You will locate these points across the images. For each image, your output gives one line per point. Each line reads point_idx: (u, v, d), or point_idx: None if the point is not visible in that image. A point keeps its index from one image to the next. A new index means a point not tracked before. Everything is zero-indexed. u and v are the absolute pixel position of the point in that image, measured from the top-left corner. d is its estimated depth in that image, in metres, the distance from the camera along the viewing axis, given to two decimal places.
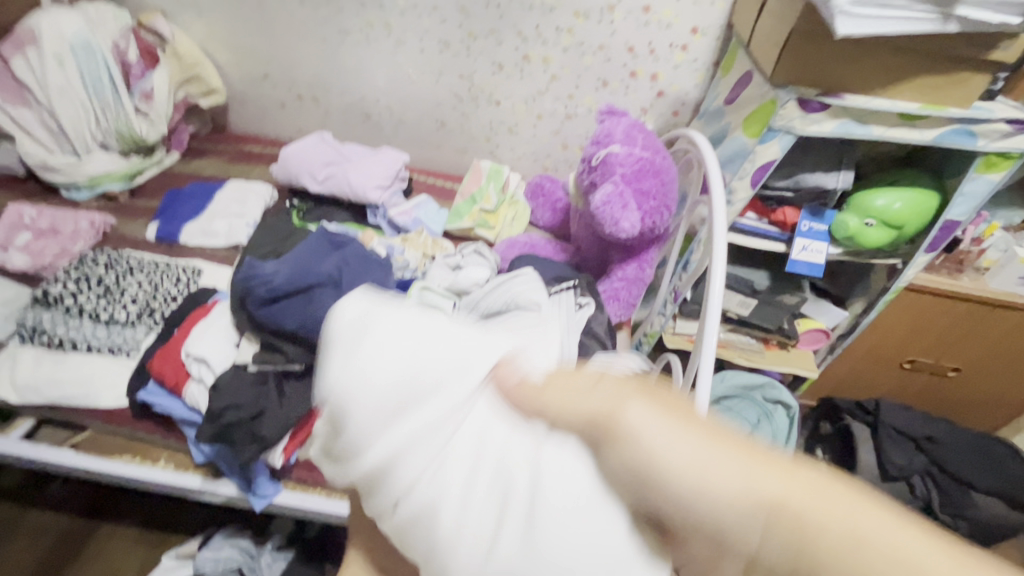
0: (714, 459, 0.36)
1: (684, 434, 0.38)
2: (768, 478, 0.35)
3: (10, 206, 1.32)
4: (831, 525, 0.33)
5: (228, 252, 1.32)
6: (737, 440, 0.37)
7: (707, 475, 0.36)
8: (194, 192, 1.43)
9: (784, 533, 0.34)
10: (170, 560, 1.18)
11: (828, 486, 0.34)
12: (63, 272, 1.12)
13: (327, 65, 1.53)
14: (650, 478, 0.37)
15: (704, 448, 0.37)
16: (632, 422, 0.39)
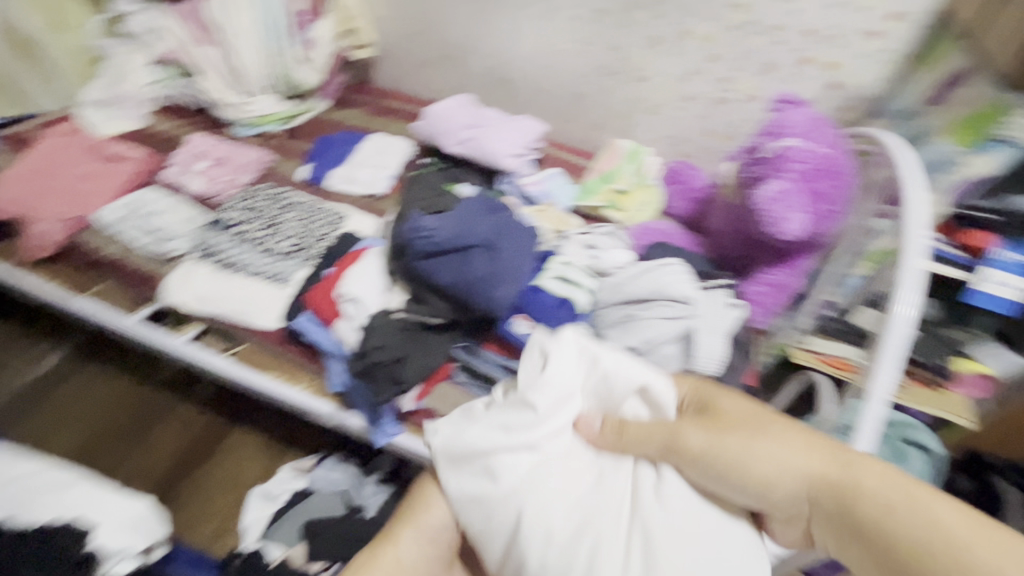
0: (793, 456, 0.56)
1: (755, 451, 0.57)
2: (819, 464, 0.55)
3: (192, 136, 1.49)
4: (880, 505, 0.51)
5: (367, 201, 1.39)
6: (810, 450, 0.56)
7: (788, 467, 0.56)
8: (343, 140, 1.52)
9: (847, 509, 0.52)
10: (288, 472, 1.31)
11: (889, 481, 0.52)
12: (235, 202, 1.24)
13: (477, 27, 1.54)
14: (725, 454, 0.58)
15: (774, 459, 0.56)
16: (695, 445, 0.59)
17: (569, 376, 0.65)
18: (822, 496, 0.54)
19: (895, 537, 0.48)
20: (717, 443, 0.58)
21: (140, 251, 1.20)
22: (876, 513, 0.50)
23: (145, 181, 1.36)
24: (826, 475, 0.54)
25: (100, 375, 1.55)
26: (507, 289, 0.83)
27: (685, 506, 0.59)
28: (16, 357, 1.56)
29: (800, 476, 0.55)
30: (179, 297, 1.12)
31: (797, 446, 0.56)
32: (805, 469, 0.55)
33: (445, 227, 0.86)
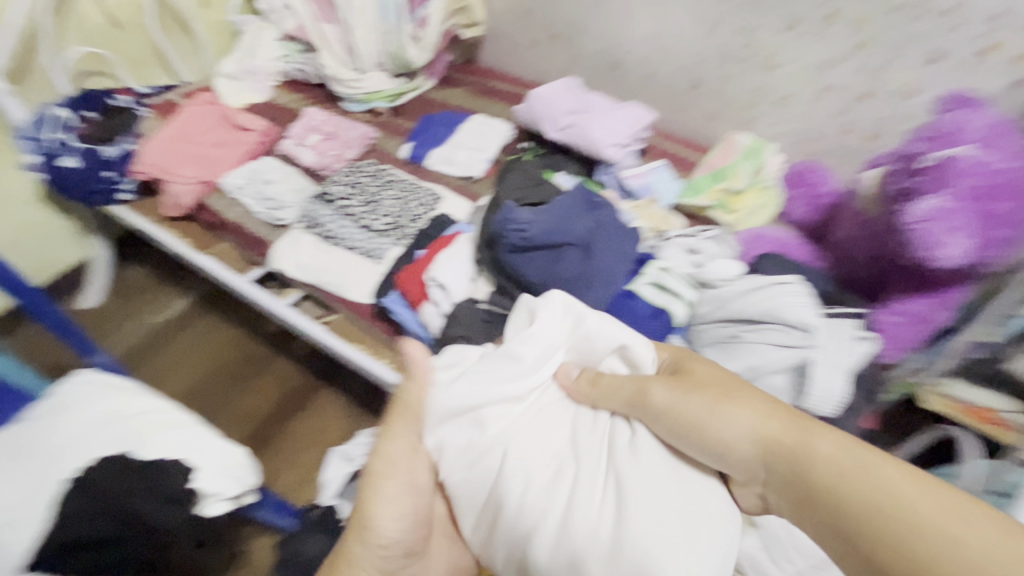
0: (749, 428, 0.59)
1: (715, 417, 0.61)
2: (782, 433, 0.58)
3: (308, 110, 1.57)
4: (836, 475, 0.54)
5: (462, 183, 1.39)
6: (756, 411, 0.60)
7: (737, 432, 0.60)
8: (445, 120, 1.53)
9: (809, 479, 0.56)
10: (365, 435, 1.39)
11: (831, 449, 0.56)
12: (340, 176, 1.29)
13: (591, 6, 1.46)
14: (676, 419, 0.63)
15: (731, 426, 0.60)
16: (658, 399, 0.64)
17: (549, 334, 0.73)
18: (787, 467, 0.57)
19: (833, 493, 0.53)
20: (679, 404, 0.63)
21: (255, 217, 1.30)
22: (826, 477, 0.54)
23: (265, 151, 1.47)
24: (782, 439, 0.58)
25: (216, 325, 1.73)
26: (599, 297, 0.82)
27: (659, 458, 0.63)
28: (154, 301, 1.78)
29: (758, 435, 0.59)
30: (284, 264, 1.19)
31: (759, 424, 0.59)
32: (764, 435, 0.59)
33: (539, 221, 0.82)
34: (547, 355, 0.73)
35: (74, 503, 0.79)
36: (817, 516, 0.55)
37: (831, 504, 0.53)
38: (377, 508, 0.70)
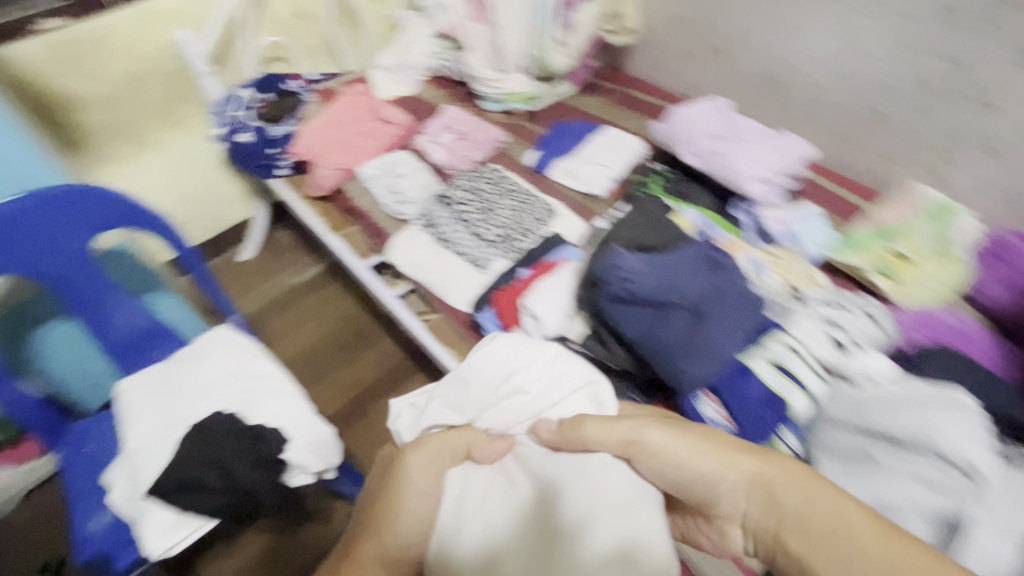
0: (724, 466, 0.68)
1: (700, 458, 0.68)
2: (744, 467, 0.67)
3: (447, 107, 1.62)
4: (797, 509, 0.63)
5: (582, 200, 1.33)
6: (732, 452, 0.68)
7: (712, 467, 0.68)
8: (577, 132, 1.49)
9: (778, 511, 0.65)
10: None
11: (802, 489, 0.64)
12: (464, 178, 1.31)
13: (759, 17, 1.30)
14: (662, 458, 0.70)
15: (715, 463, 0.68)
16: (653, 441, 0.71)
17: (517, 366, 0.86)
18: (772, 507, 0.65)
19: (800, 523, 0.62)
20: (673, 443, 0.70)
21: (382, 208, 1.37)
22: (805, 517, 0.62)
23: (403, 145, 1.55)
24: (765, 479, 0.66)
25: (338, 296, 1.91)
26: (710, 372, 0.76)
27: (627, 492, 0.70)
28: (295, 265, 2.01)
29: (747, 476, 0.67)
30: (399, 257, 1.25)
31: (750, 469, 0.67)
32: (750, 478, 0.67)
33: (648, 275, 0.77)
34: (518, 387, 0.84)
35: (191, 452, 0.90)
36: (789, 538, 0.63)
37: (797, 533, 0.63)
38: (410, 503, 0.73)
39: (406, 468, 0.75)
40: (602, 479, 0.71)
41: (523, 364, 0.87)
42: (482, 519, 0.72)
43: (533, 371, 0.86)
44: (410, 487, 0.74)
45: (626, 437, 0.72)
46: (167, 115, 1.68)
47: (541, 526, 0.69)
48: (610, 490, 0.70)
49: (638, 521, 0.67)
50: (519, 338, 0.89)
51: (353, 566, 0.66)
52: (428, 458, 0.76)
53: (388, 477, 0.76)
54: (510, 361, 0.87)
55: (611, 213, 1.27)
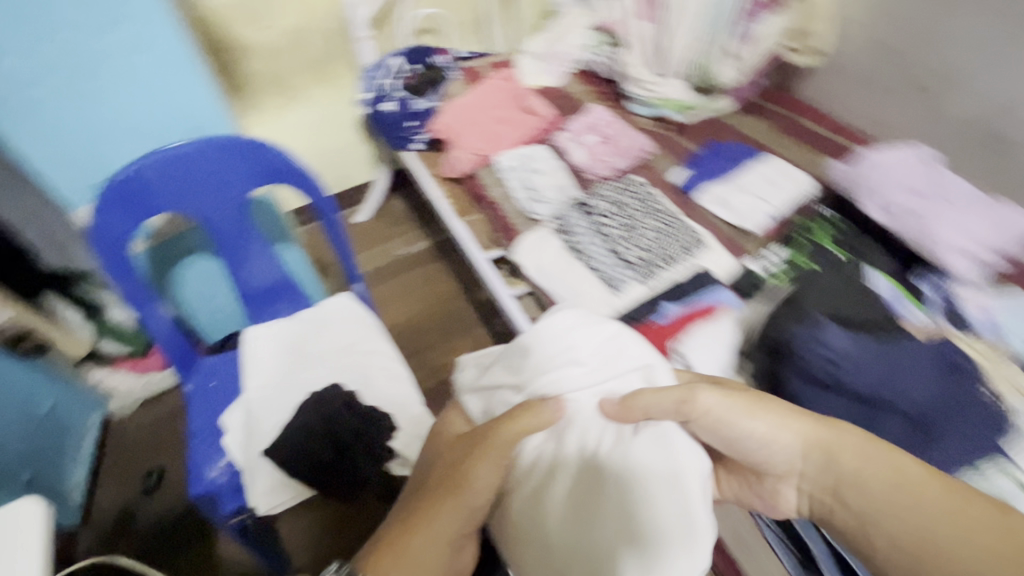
0: (779, 433, 0.71)
1: (754, 421, 0.70)
2: (797, 439, 0.71)
3: (594, 106, 1.53)
4: (857, 471, 0.67)
5: (732, 233, 1.21)
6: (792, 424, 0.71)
7: (768, 436, 0.71)
8: (734, 155, 1.35)
9: (836, 472, 0.69)
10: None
11: (858, 453, 0.68)
12: (606, 189, 1.25)
13: (989, 58, 1.14)
14: (718, 420, 0.70)
15: (771, 427, 0.71)
16: (706, 402, 0.69)
17: (576, 347, 0.77)
18: (829, 469, 0.69)
19: (862, 484, 0.67)
20: (733, 411, 0.70)
21: (514, 202, 1.32)
22: (858, 474, 0.67)
23: (543, 139, 1.48)
24: (825, 443, 0.70)
25: (440, 276, 1.91)
26: (951, 457, 0.75)
27: (674, 453, 0.68)
28: (402, 237, 2.03)
29: (798, 441, 0.71)
30: (524, 258, 1.19)
31: (803, 437, 0.70)
32: (805, 443, 0.71)
33: (852, 363, 0.80)
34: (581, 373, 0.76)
35: (310, 420, 0.91)
36: (849, 496, 0.67)
37: (857, 490, 0.67)
38: (480, 477, 0.70)
39: (496, 443, 0.70)
40: (651, 437, 0.69)
41: (584, 343, 0.78)
42: (532, 465, 0.74)
43: (588, 347, 0.77)
44: (487, 461, 0.70)
45: (680, 400, 0.69)
46: (320, 72, 1.73)
47: (586, 473, 0.71)
48: (652, 451, 0.68)
49: (684, 478, 0.67)
50: (581, 317, 0.80)
51: (411, 534, 0.68)
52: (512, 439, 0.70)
53: (466, 446, 0.73)
54: (569, 341, 0.78)
55: (763, 257, 1.15)
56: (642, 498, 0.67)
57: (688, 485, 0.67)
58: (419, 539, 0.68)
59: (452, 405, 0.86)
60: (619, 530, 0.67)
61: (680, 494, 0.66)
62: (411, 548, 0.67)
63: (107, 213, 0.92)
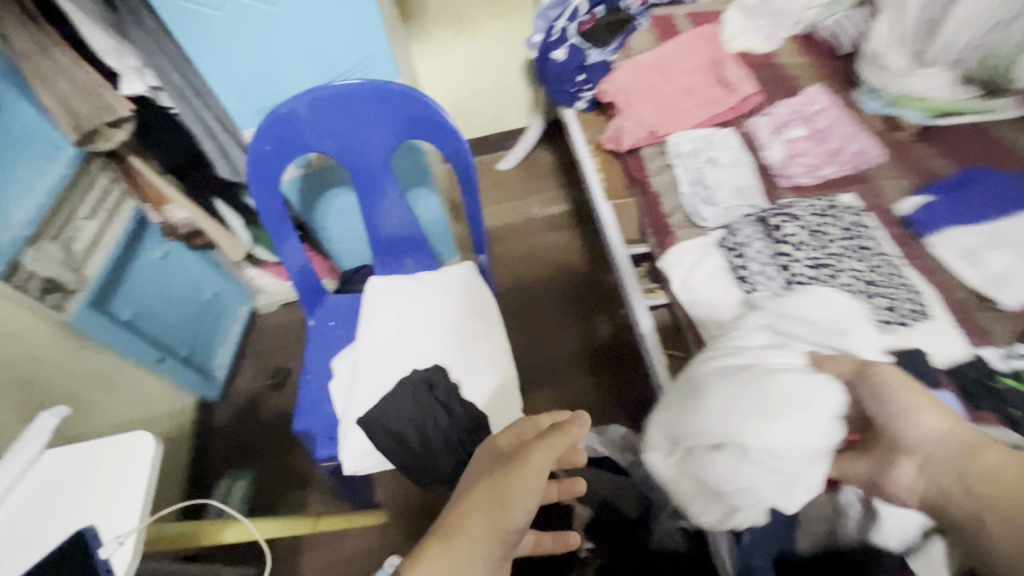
0: (917, 408, 0.61)
1: (899, 396, 0.62)
2: (933, 418, 0.60)
3: (811, 88, 1.21)
4: (992, 468, 0.55)
5: (968, 298, 0.90)
6: (939, 408, 0.61)
7: (907, 407, 0.61)
8: (1005, 188, 0.98)
9: (967, 462, 0.57)
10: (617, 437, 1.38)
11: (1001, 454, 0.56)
12: (801, 204, 0.99)
13: None
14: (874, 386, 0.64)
15: (917, 402, 0.61)
16: (884, 374, 0.64)
17: (815, 302, 0.79)
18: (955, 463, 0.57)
19: (993, 482, 0.54)
20: (908, 384, 0.62)
21: (676, 196, 1.12)
22: (990, 467, 0.55)
23: (732, 121, 1.21)
24: (966, 437, 0.59)
25: (571, 245, 1.79)
26: None
27: (827, 406, 0.65)
28: (542, 195, 1.91)
29: (939, 424, 0.60)
30: (672, 269, 1.01)
31: (946, 419, 0.59)
32: (945, 427, 0.59)
33: None
34: (802, 312, 0.78)
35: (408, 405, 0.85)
36: (972, 493, 0.55)
37: (988, 485, 0.54)
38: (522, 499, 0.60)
39: (530, 465, 0.61)
40: (783, 369, 0.69)
41: (825, 303, 0.79)
42: (693, 369, 0.78)
43: (826, 309, 0.78)
44: (526, 481, 0.61)
45: (866, 368, 0.65)
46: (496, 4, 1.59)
47: (732, 379, 0.72)
48: (800, 391, 0.66)
49: (804, 420, 0.65)
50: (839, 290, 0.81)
51: (465, 537, 0.58)
52: (557, 454, 0.63)
53: (509, 459, 0.64)
54: (813, 296, 0.80)
55: (1011, 347, 0.83)
56: (770, 423, 0.66)
57: (802, 422, 0.65)
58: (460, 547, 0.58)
59: (523, 420, 0.70)
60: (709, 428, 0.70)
61: (788, 428, 0.65)
62: (455, 557, 0.57)
63: (262, 140, 0.90)
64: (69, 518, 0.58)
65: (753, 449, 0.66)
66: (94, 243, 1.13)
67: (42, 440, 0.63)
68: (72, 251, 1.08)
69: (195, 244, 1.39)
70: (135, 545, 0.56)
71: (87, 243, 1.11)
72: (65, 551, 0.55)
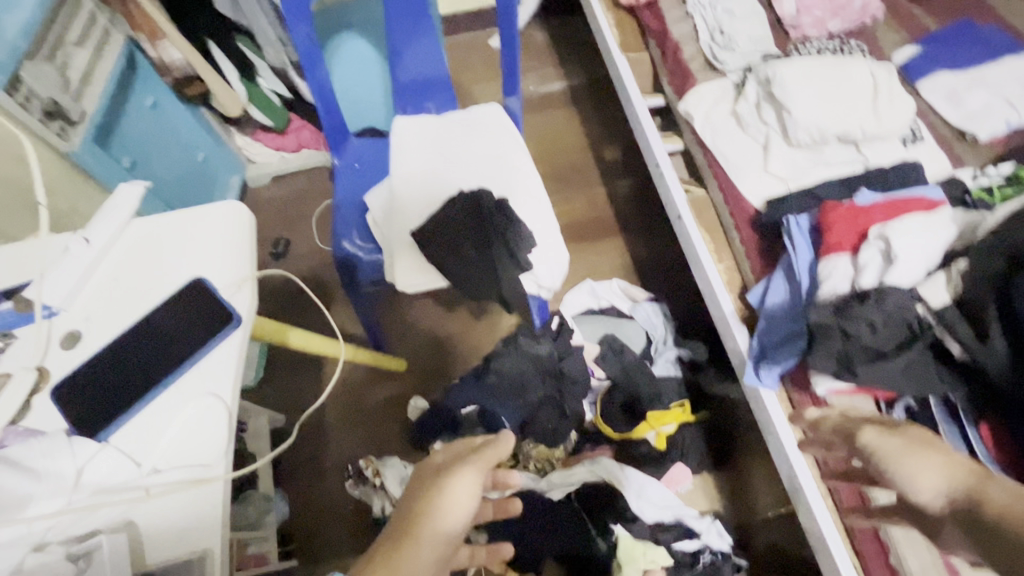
0: (919, 463, 0.55)
1: (913, 456, 0.56)
2: (930, 466, 0.54)
3: None
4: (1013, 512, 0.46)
5: (949, 136, 1.01)
6: (938, 455, 0.55)
7: (902, 458, 0.56)
8: (984, 42, 1.09)
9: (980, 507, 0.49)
10: (617, 288, 1.40)
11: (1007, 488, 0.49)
12: (812, 47, 1.10)
13: None
14: (890, 452, 0.58)
15: (921, 462, 0.55)
16: (872, 439, 0.60)
17: (885, 87, 0.96)
18: (983, 486, 0.50)
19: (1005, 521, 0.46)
20: (904, 447, 0.57)
21: (695, 45, 1.16)
22: (995, 496, 0.49)
23: None
24: (978, 481, 0.51)
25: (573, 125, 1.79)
26: None
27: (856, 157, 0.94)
28: (541, 71, 1.86)
29: (947, 479, 0.53)
30: (692, 107, 1.07)
31: (940, 468, 0.54)
32: (954, 479, 0.53)
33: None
34: (880, 81, 0.96)
35: (461, 213, 0.92)
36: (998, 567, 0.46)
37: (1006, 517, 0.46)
38: (453, 509, 0.66)
39: (451, 480, 0.68)
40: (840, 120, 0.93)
41: (889, 84, 0.96)
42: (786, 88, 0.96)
43: (888, 97, 0.95)
44: (455, 494, 0.67)
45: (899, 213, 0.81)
46: None
47: (806, 113, 0.93)
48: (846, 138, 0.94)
49: (838, 156, 0.94)
50: (895, 89, 0.96)
51: (406, 546, 0.62)
52: (478, 470, 0.69)
53: (434, 478, 0.70)
54: (883, 81, 0.96)
55: (982, 169, 0.94)
56: (817, 158, 0.95)
57: (835, 154, 0.95)
58: (412, 556, 0.61)
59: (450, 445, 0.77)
60: (827, 110, 0.94)
61: (826, 159, 0.95)
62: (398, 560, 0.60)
63: None
64: (177, 271, 0.60)
65: (799, 157, 0.96)
66: (87, 74, 1.05)
67: (131, 209, 0.63)
68: (68, 77, 1.00)
69: (183, 95, 1.33)
70: (251, 291, 0.59)
71: (81, 73, 1.03)
72: (185, 293, 0.58)
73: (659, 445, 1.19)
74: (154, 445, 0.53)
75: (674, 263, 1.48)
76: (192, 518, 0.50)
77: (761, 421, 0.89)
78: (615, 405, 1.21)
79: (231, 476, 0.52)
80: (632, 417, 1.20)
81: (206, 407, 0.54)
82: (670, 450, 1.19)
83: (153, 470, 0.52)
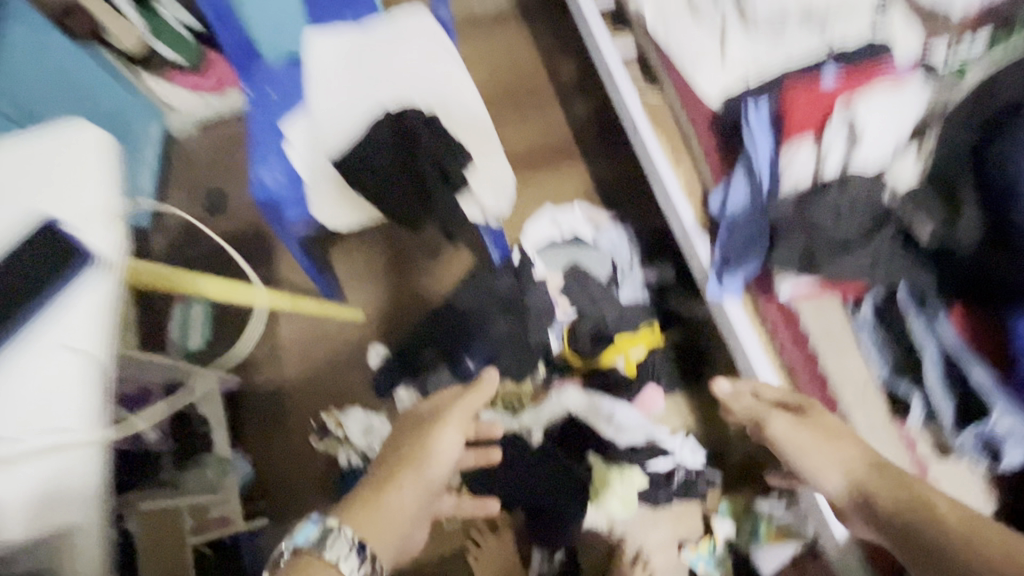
0: (821, 454, 0.70)
1: (818, 449, 0.70)
2: (830, 461, 0.69)
3: None
4: (897, 498, 0.63)
5: None
6: (838, 441, 0.70)
7: (808, 454, 0.70)
8: None
9: (875, 493, 0.65)
10: (581, 214, 1.33)
11: (890, 476, 0.65)
12: None
13: None
14: (798, 443, 0.71)
15: (828, 457, 0.69)
16: (776, 427, 0.73)
17: None
18: (875, 481, 0.65)
19: (891, 506, 0.63)
20: (802, 440, 0.71)
21: None
22: (884, 488, 0.64)
23: None
24: (870, 473, 0.66)
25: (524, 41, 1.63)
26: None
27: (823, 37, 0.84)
28: None
29: (843, 471, 0.68)
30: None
31: (839, 461, 0.68)
32: (845, 468, 0.68)
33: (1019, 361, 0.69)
34: None
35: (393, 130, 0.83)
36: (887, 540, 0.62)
37: (892, 510, 0.62)
38: (446, 455, 0.79)
39: (429, 432, 0.81)
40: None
41: None
42: None
43: None
44: (447, 439, 0.80)
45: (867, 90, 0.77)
46: None
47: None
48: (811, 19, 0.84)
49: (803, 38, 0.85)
50: None
51: (395, 487, 0.75)
52: (460, 420, 0.83)
53: (419, 428, 0.83)
54: None
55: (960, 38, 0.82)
56: (780, 43, 0.86)
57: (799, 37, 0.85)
58: (388, 504, 0.73)
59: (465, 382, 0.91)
60: None
61: (789, 42, 0.85)
62: (386, 510, 0.72)
63: None
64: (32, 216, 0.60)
65: (760, 44, 0.86)
66: None
67: None
68: None
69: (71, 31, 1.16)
70: (116, 233, 0.60)
71: None
72: (42, 238, 0.58)
73: (629, 373, 1.16)
74: (21, 399, 0.55)
75: (638, 184, 1.39)
76: (66, 468, 0.53)
77: (726, 331, 0.87)
78: (584, 334, 1.16)
79: (108, 440, 0.55)
80: (601, 344, 1.16)
81: (68, 359, 0.55)
82: (640, 376, 1.16)
83: (20, 426, 0.54)
